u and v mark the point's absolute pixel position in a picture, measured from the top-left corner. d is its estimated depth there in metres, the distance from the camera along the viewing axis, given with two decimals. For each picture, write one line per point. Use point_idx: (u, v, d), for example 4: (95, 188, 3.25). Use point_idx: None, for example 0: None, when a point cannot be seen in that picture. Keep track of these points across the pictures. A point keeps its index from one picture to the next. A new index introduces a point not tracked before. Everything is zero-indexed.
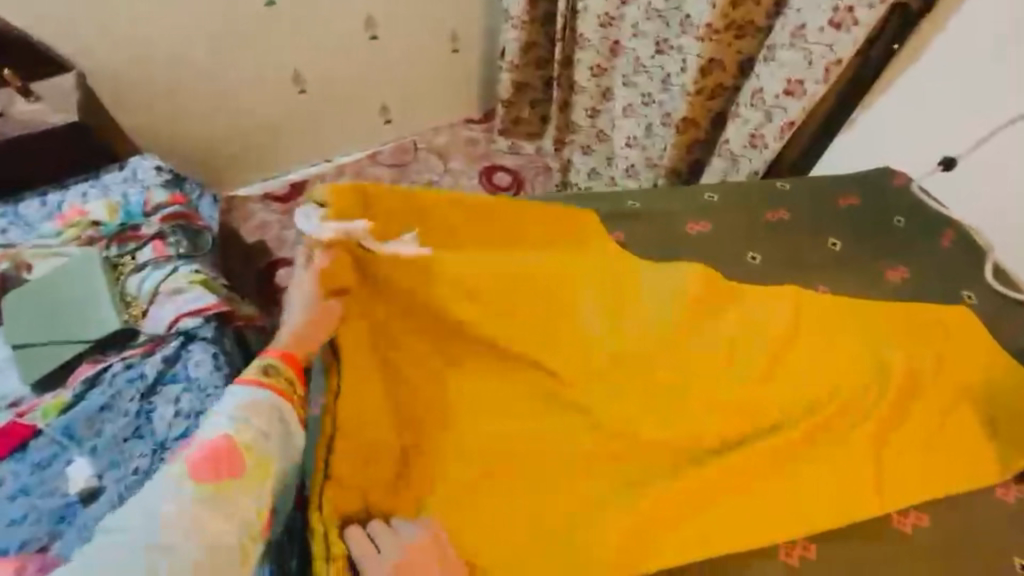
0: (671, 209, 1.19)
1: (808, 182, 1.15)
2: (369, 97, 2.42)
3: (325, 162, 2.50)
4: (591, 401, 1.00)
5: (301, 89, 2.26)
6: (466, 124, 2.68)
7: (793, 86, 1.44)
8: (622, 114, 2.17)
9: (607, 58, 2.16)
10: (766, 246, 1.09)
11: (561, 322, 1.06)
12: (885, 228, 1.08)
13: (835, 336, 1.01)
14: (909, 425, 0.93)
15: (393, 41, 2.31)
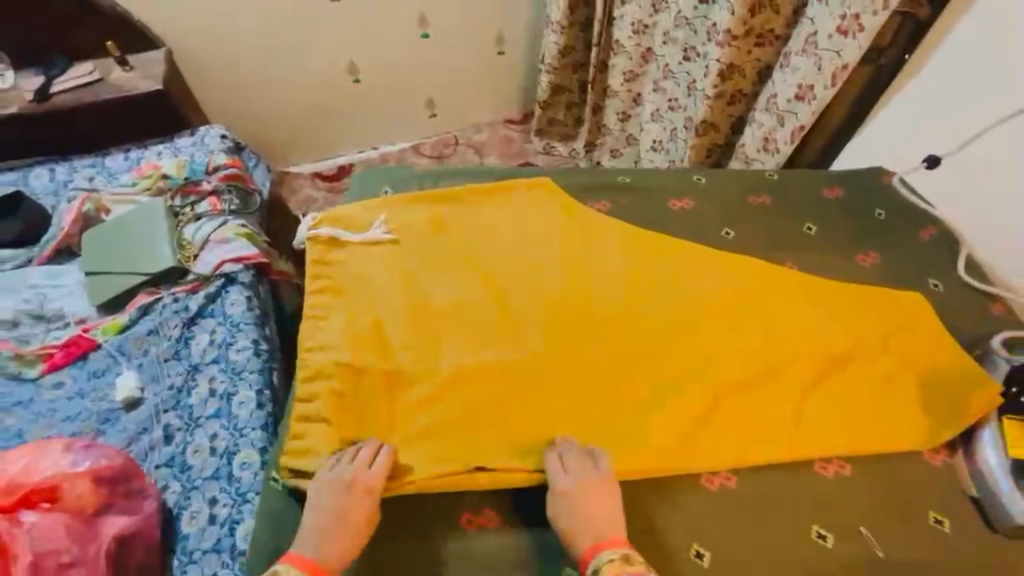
0: (661, 183, 1.15)
1: (796, 175, 1.17)
2: (416, 91, 2.60)
3: (371, 149, 2.70)
4: (505, 328, 0.91)
5: (355, 79, 2.47)
6: (506, 124, 2.84)
7: (804, 90, 1.49)
8: (650, 117, 2.28)
9: (638, 64, 2.25)
10: (747, 227, 1.08)
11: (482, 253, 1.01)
12: (867, 219, 1.11)
13: (775, 299, 0.95)
14: (843, 387, 0.85)
15: (441, 40, 2.49)
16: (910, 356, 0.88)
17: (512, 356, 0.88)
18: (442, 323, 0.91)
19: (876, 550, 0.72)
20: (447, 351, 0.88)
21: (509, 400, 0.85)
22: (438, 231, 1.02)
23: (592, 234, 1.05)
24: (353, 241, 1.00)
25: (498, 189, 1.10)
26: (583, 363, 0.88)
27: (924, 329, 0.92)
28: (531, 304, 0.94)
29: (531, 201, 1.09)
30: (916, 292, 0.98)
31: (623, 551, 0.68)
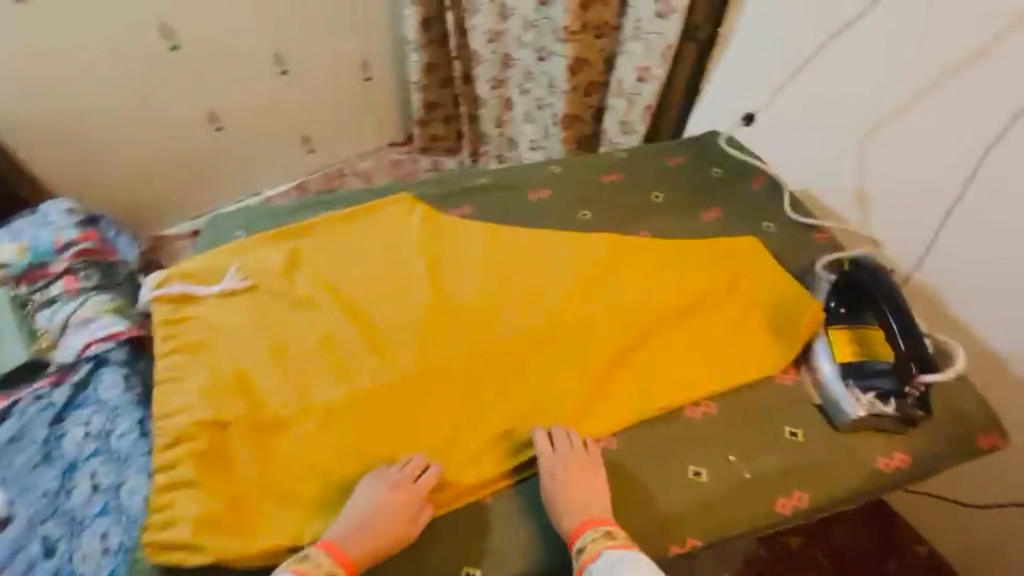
0: (518, 178, 1.20)
1: (641, 148, 1.26)
2: (288, 127, 2.25)
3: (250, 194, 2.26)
4: (382, 351, 0.90)
5: (217, 127, 2.11)
6: (390, 147, 2.50)
7: (642, 72, 1.61)
8: (523, 119, 2.27)
9: (501, 70, 2.23)
10: (601, 203, 1.13)
11: (346, 280, 0.99)
12: (703, 177, 1.20)
13: (633, 269, 1.01)
14: (701, 336, 0.92)
15: (303, 72, 2.19)
16: (756, 295, 0.96)
17: (391, 374, 0.87)
18: (311, 360, 0.88)
19: (741, 473, 0.79)
20: (317, 385, 0.86)
21: (394, 417, 0.83)
22: (294, 271, 0.99)
23: (455, 241, 1.06)
24: (208, 295, 0.94)
25: (358, 214, 1.09)
26: (462, 364, 0.89)
27: (767, 270, 0.99)
28: (404, 320, 0.94)
29: (392, 220, 1.09)
30: (756, 240, 1.04)
31: (605, 533, 0.73)
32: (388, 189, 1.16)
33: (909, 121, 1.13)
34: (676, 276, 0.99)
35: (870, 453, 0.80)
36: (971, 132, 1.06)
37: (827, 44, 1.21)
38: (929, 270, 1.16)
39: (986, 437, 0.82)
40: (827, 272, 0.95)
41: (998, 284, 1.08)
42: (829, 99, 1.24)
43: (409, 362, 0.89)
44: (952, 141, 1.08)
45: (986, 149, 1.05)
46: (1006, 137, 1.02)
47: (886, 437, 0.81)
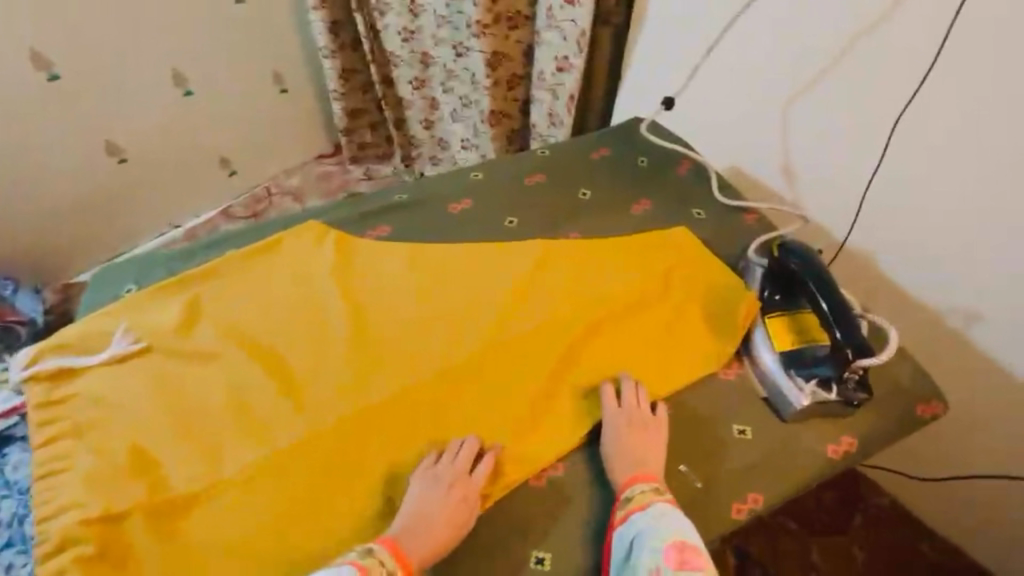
0: (435, 191, 1.14)
1: (563, 146, 1.22)
2: (201, 151, 2.00)
3: (172, 227, 2.02)
4: (309, 399, 0.82)
5: (120, 158, 1.85)
6: (319, 159, 2.27)
7: (562, 62, 1.56)
8: (451, 119, 2.13)
9: (421, 70, 2.08)
10: (523, 207, 1.09)
11: (257, 325, 0.89)
12: (630, 167, 1.16)
13: (569, 275, 0.97)
14: (643, 338, 0.89)
15: (212, 89, 1.93)
16: (694, 286, 0.93)
17: (320, 425, 0.80)
18: (221, 423, 0.79)
19: (696, 484, 0.76)
20: (233, 452, 0.76)
21: (335, 471, 0.76)
22: (195, 324, 0.88)
23: (378, 267, 0.98)
24: (92, 365, 0.82)
25: (265, 248, 0.99)
26: (404, 400, 0.83)
27: (701, 260, 0.96)
28: (331, 362, 0.86)
29: (304, 252, 0.99)
30: (684, 228, 1.02)
31: (655, 487, 0.73)
32: (299, 220, 1.08)
33: (824, 94, 1.13)
34: (614, 277, 0.95)
35: (816, 439, 0.79)
36: (881, 99, 1.07)
37: (737, 24, 1.19)
38: (860, 236, 1.18)
39: (924, 405, 0.81)
40: (759, 257, 0.92)
41: (929, 242, 1.10)
42: (745, 78, 1.22)
43: (344, 408, 0.81)
44: (867, 109, 1.09)
45: (897, 114, 1.06)
46: (914, 100, 1.03)
47: (831, 420, 0.79)
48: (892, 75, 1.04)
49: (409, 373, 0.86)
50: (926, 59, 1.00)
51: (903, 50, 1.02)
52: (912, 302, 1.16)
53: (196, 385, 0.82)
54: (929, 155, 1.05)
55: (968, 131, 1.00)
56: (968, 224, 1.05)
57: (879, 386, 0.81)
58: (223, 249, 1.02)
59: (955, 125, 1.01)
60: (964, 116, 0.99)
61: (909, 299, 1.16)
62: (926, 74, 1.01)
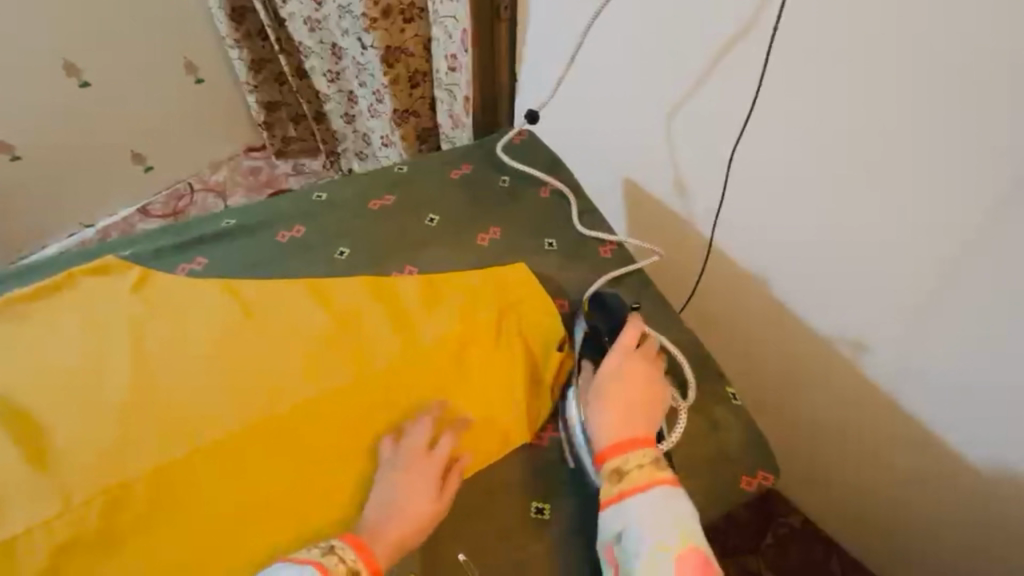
0: (269, 216, 1.00)
1: (424, 159, 1.10)
2: (106, 147, 1.71)
3: (85, 228, 1.76)
4: (63, 471, 0.71)
5: (13, 156, 1.57)
6: (248, 153, 1.95)
7: (451, 61, 1.35)
8: (369, 115, 1.71)
9: (333, 61, 1.66)
10: (357, 236, 0.97)
11: (19, 382, 0.78)
12: (490, 190, 1.05)
13: (397, 315, 0.86)
14: (461, 391, 0.82)
15: (113, 78, 1.63)
16: (522, 333, 0.86)
17: (70, 504, 0.69)
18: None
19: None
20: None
21: (85, 556, 0.67)
22: None
23: (182, 306, 0.86)
24: None
25: (49, 287, 0.87)
26: (196, 468, 0.73)
27: (535, 303, 0.89)
28: (106, 425, 0.75)
29: (97, 290, 0.88)
30: (523, 264, 0.93)
31: (643, 459, 0.69)
32: (105, 248, 0.96)
33: (681, 109, 1.00)
34: (443, 319, 0.85)
35: None
36: (722, 118, 0.94)
37: (590, 31, 1.06)
38: (747, 266, 1.05)
39: (744, 475, 0.77)
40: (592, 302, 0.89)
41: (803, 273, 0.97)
42: (604, 90, 1.10)
43: (115, 477, 0.71)
44: (723, 128, 0.95)
45: (738, 133, 0.94)
46: (750, 120, 0.91)
47: None
48: (732, 91, 0.91)
49: (187, 437, 0.74)
50: (756, 74, 0.87)
51: (741, 65, 0.88)
52: (812, 343, 1.02)
53: None
54: (776, 178, 0.92)
55: (809, 151, 0.87)
56: (833, 254, 0.92)
57: (695, 447, 0.78)
58: (12, 286, 0.91)
59: (796, 147, 0.88)
60: (802, 137, 0.86)
61: (820, 345, 1.01)
62: (757, 93, 0.88)
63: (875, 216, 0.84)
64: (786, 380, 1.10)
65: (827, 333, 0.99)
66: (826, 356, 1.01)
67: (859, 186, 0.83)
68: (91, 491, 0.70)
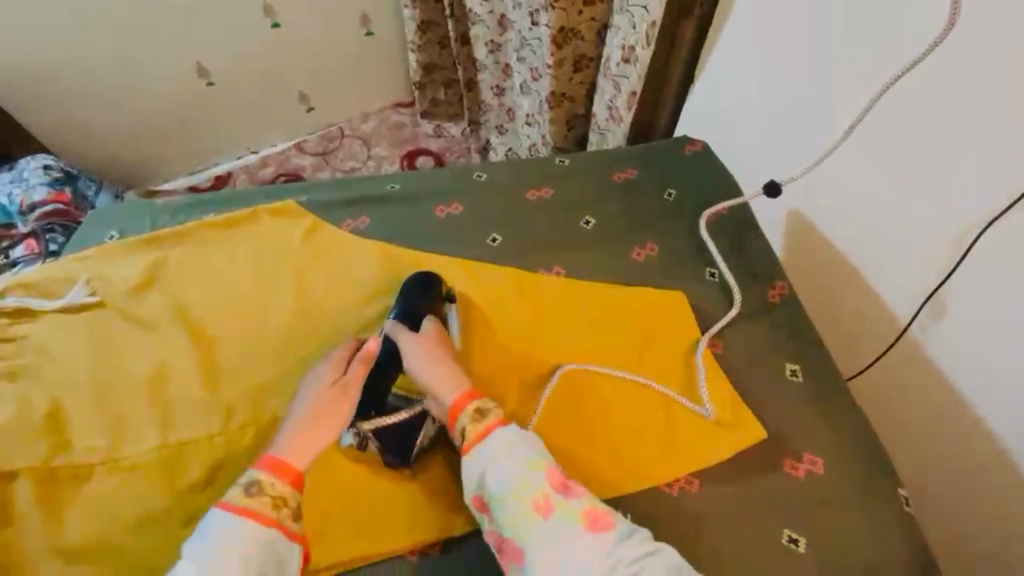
0: (430, 186, 1.02)
1: (586, 155, 1.06)
2: (282, 84, 1.83)
3: (251, 153, 1.91)
4: (230, 394, 0.79)
5: (208, 82, 1.74)
6: (396, 108, 2.01)
7: (627, 53, 1.17)
8: (520, 90, 1.66)
9: (498, 32, 1.62)
10: (511, 225, 0.96)
11: (206, 302, 0.87)
12: (652, 202, 0.98)
13: (541, 318, 0.84)
14: (591, 412, 0.76)
15: (300, 22, 1.74)
16: (669, 368, 0.80)
17: (232, 426, 0.77)
18: (136, 400, 0.78)
19: None
20: (135, 432, 0.76)
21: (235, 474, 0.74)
22: (149, 289, 0.88)
23: (345, 263, 0.91)
24: (49, 309, 0.85)
25: (237, 219, 0.96)
26: None
27: (689, 340, 0.83)
28: (264, 366, 0.82)
29: (275, 232, 0.95)
30: (682, 294, 0.87)
31: (482, 406, 0.71)
32: (284, 191, 1.03)
33: (915, 161, 0.85)
34: (586, 334, 0.83)
35: None
36: (966, 184, 0.80)
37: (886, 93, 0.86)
38: (937, 348, 0.89)
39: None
40: (759, 369, 0.80)
41: (1015, 382, 0.80)
42: (832, 121, 0.95)
43: (264, 415, 0.78)
44: (977, 195, 0.79)
45: (995, 214, 0.77)
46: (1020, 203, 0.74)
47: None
48: (996, 152, 0.76)
49: None
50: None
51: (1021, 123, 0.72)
52: (998, 458, 0.85)
53: (129, 352, 0.82)
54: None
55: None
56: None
57: (840, 537, 0.68)
58: (206, 211, 1.01)
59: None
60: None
61: (1008, 465, 0.83)
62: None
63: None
64: (937, 486, 0.93)
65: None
66: (1011, 476, 0.84)
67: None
68: (250, 418, 0.77)
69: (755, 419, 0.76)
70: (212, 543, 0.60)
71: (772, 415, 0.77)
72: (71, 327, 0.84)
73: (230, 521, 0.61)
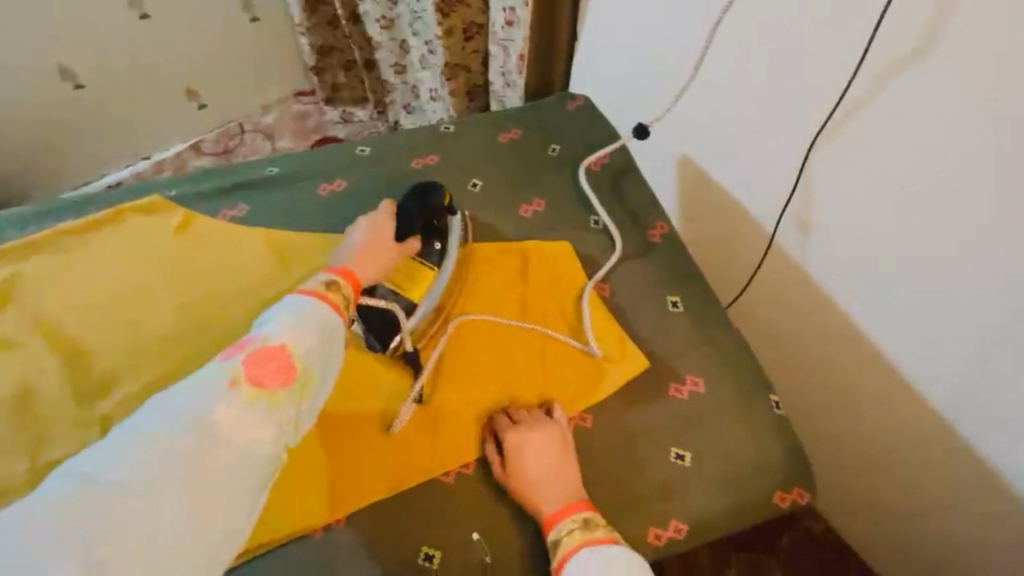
0: (312, 165, 0.98)
1: (469, 117, 1.05)
2: (163, 81, 1.68)
3: (142, 160, 1.76)
4: (106, 405, 0.74)
5: (75, 85, 1.56)
6: (297, 96, 1.91)
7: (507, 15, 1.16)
8: (418, 65, 1.61)
9: (387, 6, 1.55)
10: (399, 196, 0.95)
11: (68, 314, 0.81)
12: (538, 159, 1.00)
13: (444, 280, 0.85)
14: (504, 364, 0.78)
15: (173, 11, 1.59)
16: (563, 314, 0.83)
17: (109, 438, 0.72)
18: (2, 427, 0.72)
19: (483, 556, 0.69)
20: (3, 462, 0.70)
21: None
22: (4, 309, 0.81)
23: (224, 252, 0.87)
24: None
25: (100, 221, 0.89)
26: None
27: (578, 287, 0.85)
28: (145, 369, 0.77)
29: (141, 229, 0.89)
30: (567, 243, 0.89)
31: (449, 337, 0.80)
32: (148, 185, 0.96)
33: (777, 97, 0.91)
34: (491, 291, 0.85)
35: (656, 508, 0.70)
36: (808, 113, 0.88)
37: (724, 36, 0.94)
38: (815, 267, 0.97)
39: (777, 491, 0.73)
40: (645, 304, 0.84)
41: (888, 292, 0.89)
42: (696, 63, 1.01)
43: None
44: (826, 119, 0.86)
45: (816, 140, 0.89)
46: (835, 127, 0.86)
47: (682, 493, 0.71)
48: (830, 81, 0.84)
49: None
50: (869, 81, 0.79)
51: (852, 50, 0.80)
52: (878, 359, 0.94)
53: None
54: (861, 188, 0.86)
55: (898, 169, 0.81)
56: (920, 278, 0.84)
57: (737, 449, 0.74)
58: (61, 217, 0.92)
59: (894, 162, 0.81)
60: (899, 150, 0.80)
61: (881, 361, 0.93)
62: (854, 93, 0.82)
63: (957, 239, 0.78)
64: (834, 394, 1.03)
65: (904, 358, 0.90)
66: (886, 372, 0.93)
67: (950, 218, 0.78)
68: (132, 426, 0.73)
69: (638, 352, 0.80)
70: (293, 313, 0.64)
71: (667, 348, 0.81)
72: None
73: (311, 298, 0.66)
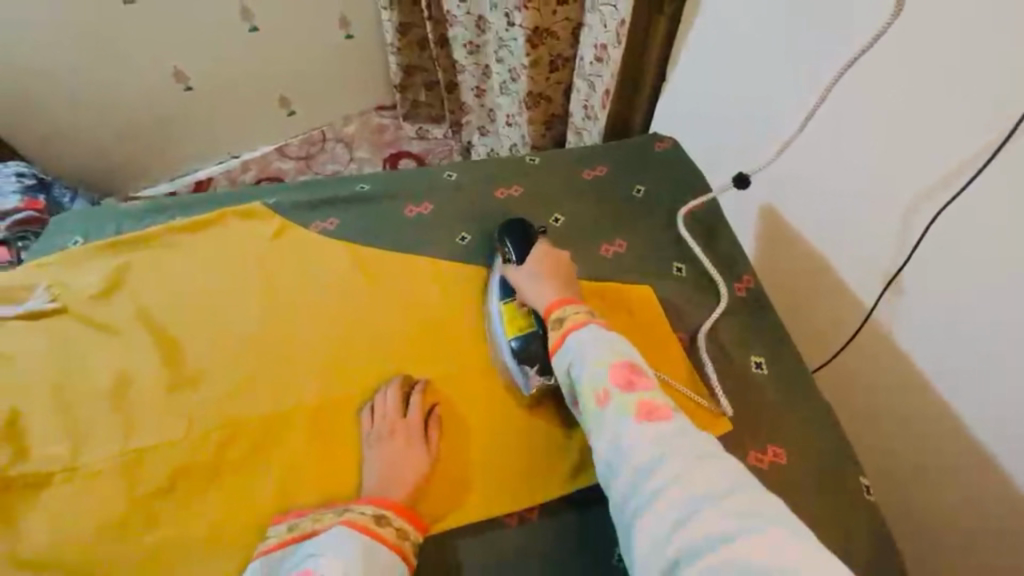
0: (401, 186, 1.02)
1: (554, 152, 1.06)
2: (262, 89, 1.81)
3: (232, 158, 1.88)
4: (195, 397, 0.78)
5: (186, 86, 1.70)
6: (379, 110, 1.99)
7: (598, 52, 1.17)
8: (499, 91, 1.64)
9: (477, 32, 1.59)
10: (480, 224, 0.96)
11: (168, 305, 0.86)
12: (620, 199, 0.99)
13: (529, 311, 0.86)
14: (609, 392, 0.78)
15: (278, 26, 1.72)
16: (649, 360, 0.81)
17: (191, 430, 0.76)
18: (99, 403, 0.78)
19: None
20: (95, 439, 0.75)
21: (194, 476, 0.74)
22: (113, 294, 0.87)
23: (313, 261, 0.91)
24: (10, 317, 0.84)
25: (207, 222, 0.95)
26: (294, 419, 0.78)
27: (659, 335, 0.83)
28: (230, 366, 0.81)
29: (242, 232, 0.95)
30: (647, 288, 0.88)
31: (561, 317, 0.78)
32: (251, 191, 1.02)
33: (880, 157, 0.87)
34: None
35: None
36: (906, 176, 0.82)
37: (824, 89, 0.90)
38: (903, 339, 0.90)
39: None
40: (723, 361, 0.81)
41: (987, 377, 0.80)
42: (789, 113, 0.97)
43: (226, 417, 0.77)
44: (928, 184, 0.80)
45: (915, 206, 0.83)
46: (938, 192, 0.79)
47: None
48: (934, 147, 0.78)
49: (297, 390, 0.79)
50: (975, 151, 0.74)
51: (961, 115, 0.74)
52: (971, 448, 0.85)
53: (94, 359, 0.81)
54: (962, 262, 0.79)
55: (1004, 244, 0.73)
56: None
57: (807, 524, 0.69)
58: (171, 215, 1.00)
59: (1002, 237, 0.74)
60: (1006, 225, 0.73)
61: (975, 451, 0.84)
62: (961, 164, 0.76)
63: None
64: (914, 474, 0.94)
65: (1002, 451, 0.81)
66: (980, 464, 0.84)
67: None
68: (211, 419, 0.77)
69: (722, 418, 0.76)
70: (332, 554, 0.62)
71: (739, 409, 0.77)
72: (32, 336, 0.82)
73: (358, 540, 0.64)
